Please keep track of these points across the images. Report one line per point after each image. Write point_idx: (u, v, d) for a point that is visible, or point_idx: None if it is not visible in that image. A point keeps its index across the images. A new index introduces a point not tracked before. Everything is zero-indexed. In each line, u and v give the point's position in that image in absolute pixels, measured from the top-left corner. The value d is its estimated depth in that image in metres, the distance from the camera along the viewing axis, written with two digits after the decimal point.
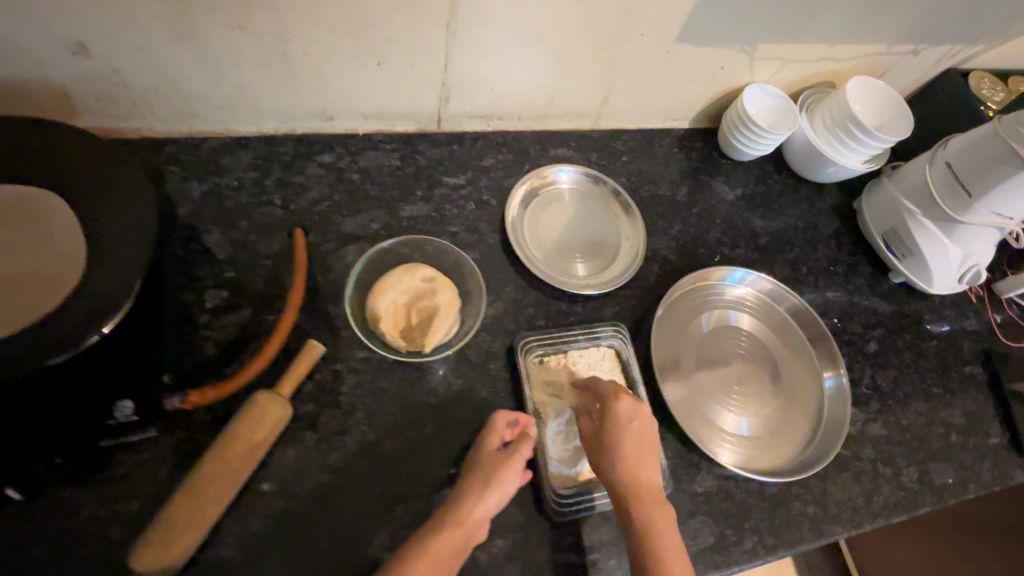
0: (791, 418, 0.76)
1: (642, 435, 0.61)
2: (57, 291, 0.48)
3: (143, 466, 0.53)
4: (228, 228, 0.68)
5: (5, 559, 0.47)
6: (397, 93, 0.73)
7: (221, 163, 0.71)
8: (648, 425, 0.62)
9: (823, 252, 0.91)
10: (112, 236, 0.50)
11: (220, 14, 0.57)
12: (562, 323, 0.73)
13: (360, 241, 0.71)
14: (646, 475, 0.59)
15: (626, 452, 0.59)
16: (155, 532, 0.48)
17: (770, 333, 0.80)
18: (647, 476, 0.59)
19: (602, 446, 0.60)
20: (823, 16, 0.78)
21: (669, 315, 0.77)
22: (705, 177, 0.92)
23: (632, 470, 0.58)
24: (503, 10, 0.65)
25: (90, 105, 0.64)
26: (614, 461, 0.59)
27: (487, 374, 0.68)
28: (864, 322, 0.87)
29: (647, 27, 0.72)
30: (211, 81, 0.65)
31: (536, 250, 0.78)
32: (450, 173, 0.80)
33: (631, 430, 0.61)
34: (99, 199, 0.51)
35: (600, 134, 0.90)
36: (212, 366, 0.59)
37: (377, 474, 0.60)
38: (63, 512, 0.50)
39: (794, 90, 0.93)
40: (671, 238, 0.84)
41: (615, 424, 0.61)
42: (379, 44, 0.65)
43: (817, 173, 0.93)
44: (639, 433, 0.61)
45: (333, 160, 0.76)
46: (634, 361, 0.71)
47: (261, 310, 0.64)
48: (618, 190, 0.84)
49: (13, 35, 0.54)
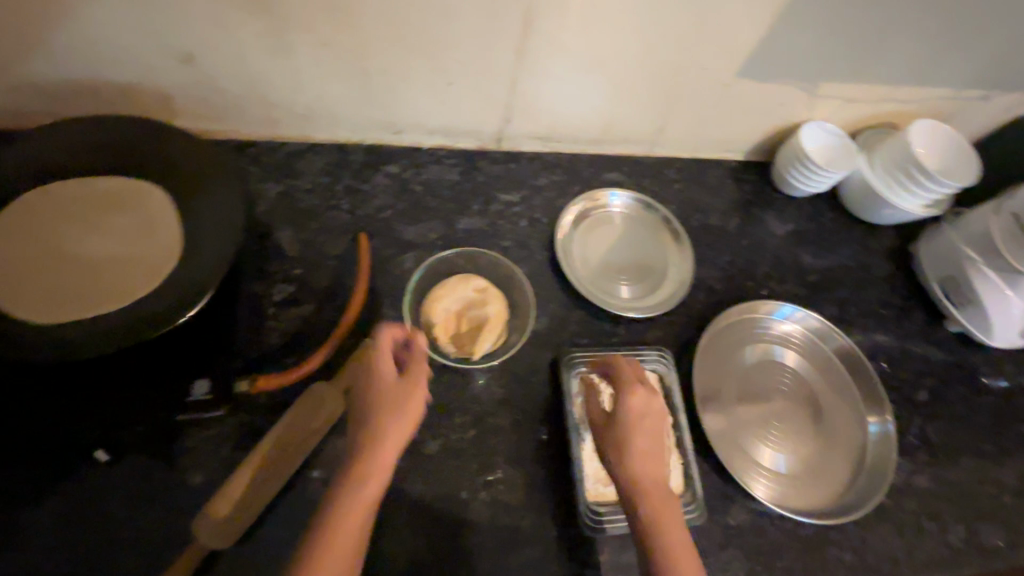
0: (831, 459, 0.74)
1: (656, 429, 0.57)
2: (154, 272, 0.54)
3: (210, 443, 0.57)
4: (299, 228, 0.73)
5: (88, 513, 0.53)
6: (463, 112, 0.77)
7: (296, 167, 0.77)
8: (660, 419, 0.58)
9: (875, 294, 0.90)
10: (205, 228, 0.56)
11: (311, 32, 0.62)
12: (605, 343, 0.75)
13: (418, 249, 0.75)
14: (658, 472, 0.55)
15: (637, 447, 0.56)
16: (216, 504, 0.53)
17: (815, 371, 0.79)
18: (661, 473, 0.55)
19: (614, 443, 0.57)
20: (888, 58, 0.78)
21: (712, 345, 0.77)
22: (757, 211, 0.93)
23: (640, 467, 0.54)
24: (570, 40, 0.68)
25: (187, 107, 0.70)
26: (629, 458, 0.55)
27: (529, 387, 0.69)
28: (915, 369, 0.84)
29: (709, 62, 0.74)
30: (295, 92, 0.70)
31: (584, 270, 0.80)
32: (506, 190, 0.83)
33: (645, 424, 0.57)
34: (196, 199, 0.58)
35: (654, 161, 0.92)
36: (275, 356, 0.64)
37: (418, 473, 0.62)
38: (138, 477, 0.55)
39: (854, 129, 0.92)
40: (717, 268, 0.85)
41: (630, 419, 0.57)
42: (451, 65, 0.69)
43: (873, 214, 0.92)
44: (649, 426, 0.57)
45: (398, 171, 0.80)
46: (677, 387, 0.71)
47: (324, 307, 0.68)
48: (669, 217, 0.85)
49: (133, 43, 0.61)
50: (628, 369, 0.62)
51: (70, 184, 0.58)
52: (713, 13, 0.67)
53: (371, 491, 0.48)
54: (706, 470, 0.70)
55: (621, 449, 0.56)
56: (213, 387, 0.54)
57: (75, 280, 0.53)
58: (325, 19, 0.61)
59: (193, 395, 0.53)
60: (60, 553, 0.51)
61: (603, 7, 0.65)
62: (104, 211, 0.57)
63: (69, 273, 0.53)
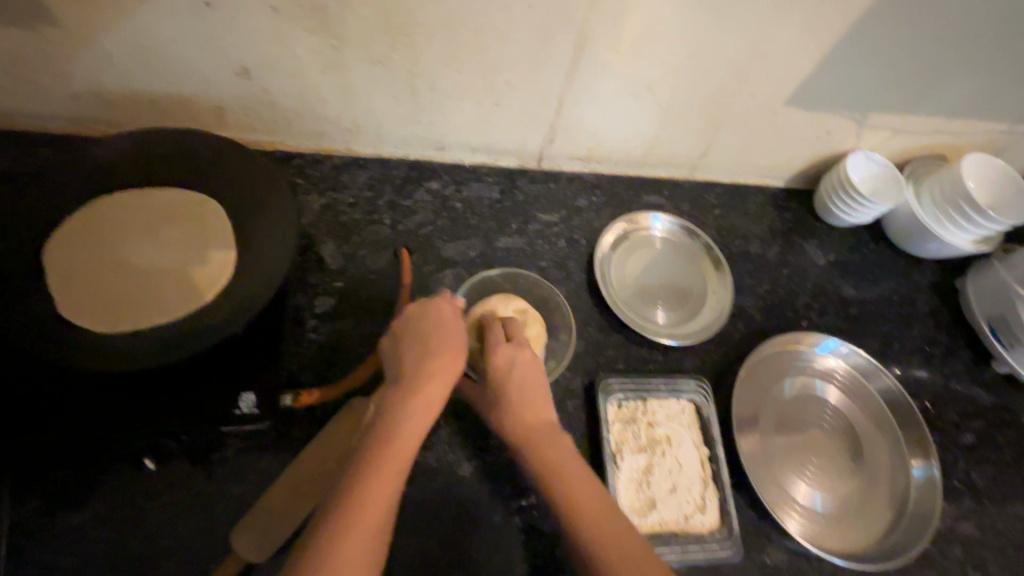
0: (870, 500, 0.72)
1: (529, 380, 0.59)
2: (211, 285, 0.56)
3: (252, 455, 0.58)
4: (341, 241, 0.73)
5: (132, 521, 0.53)
6: (507, 132, 0.77)
7: (340, 180, 0.77)
8: (530, 368, 0.60)
9: (919, 329, 0.87)
10: (263, 245, 0.58)
11: (366, 50, 0.63)
12: (642, 370, 0.74)
13: (457, 267, 0.75)
14: (547, 420, 0.58)
15: (513, 400, 0.58)
16: (255, 519, 0.52)
17: (857, 409, 0.77)
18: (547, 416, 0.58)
19: (495, 400, 0.59)
20: (944, 91, 0.76)
21: (752, 375, 0.76)
22: (797, 240, 0.91)
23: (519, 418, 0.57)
24: (620, 64, 0.68)
25: (239, 120, 0.71)
26: (505, 410, 0.58)
27: (565, 412, 0.69)
28: (960, 410, 0.81)
29: (759, 89, 0.73)
30: (344, 108, 0.71)
31: (622, 294, 0.79)
32: (545, 210, 0.83)
33: (513, 376, 0.59)
34: (252, 219, 0.60)
35: (693, 185, 0.91)
36: (316, 369, 0.64)
37: (453, 494, 0.62)
38: (182, 486, 0.55)
39: (901, 160, 0.90)
40: (755, 296, 0.84)
41: (489, 371, 0.60)
42: (500, 86, 0.69)
43: (918, 248, 0.90)
44: (521, 377, 0.59)
45: (439, 188, 0.80)
46: (715, 419, 0.70)
47: (365, 322, 0.69)
48: (710, 244, 0.84)
49: (193, 59, 0.62)
50: (500, 321, 0.64)
51: (131, 196, 0.59)
52: (768, 42, 0.66)
53: (403, 450, 0.49)
54: (742, 505, 0.68)
55: (499, 404, 0.58)
56: (258, 402, 0.53)
57: (134, 292, 0.55)
58: (382, 38, 0.62)
59: (239, 410, 0.52)
60: (100, 563, 0.51)
61: (657, 33, 0.64)
62: (161, 223, 0.58)
63: (129, 285, 0.55)
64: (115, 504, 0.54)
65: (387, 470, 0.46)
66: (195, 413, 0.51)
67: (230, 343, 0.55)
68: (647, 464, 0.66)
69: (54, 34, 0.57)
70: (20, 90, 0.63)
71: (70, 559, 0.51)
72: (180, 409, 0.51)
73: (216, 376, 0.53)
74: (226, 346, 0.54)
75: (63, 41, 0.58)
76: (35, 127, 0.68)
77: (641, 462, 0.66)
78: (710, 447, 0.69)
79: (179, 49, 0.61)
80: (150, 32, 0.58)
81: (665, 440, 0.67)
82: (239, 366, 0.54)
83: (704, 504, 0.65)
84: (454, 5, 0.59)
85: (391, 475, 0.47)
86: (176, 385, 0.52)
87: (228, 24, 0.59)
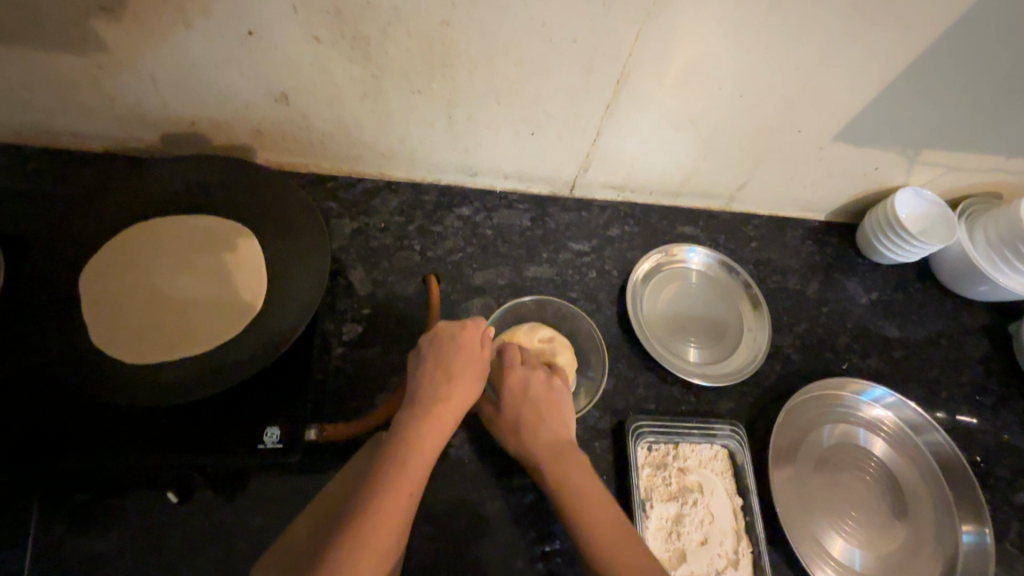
0: (914, 563, 0.67)
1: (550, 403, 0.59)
2: (242, 312, 0.56)
3: (275, 486, 0.57)
4: (371, 266, 0.73)
5: (153, 550, 0.53)
6: (541, 160, 0.76)
7: (372, 204, 0.77)
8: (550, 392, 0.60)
9: (968, 376, 0.83)
10: (296, 274, 0.58)
11: (405, 80, 0.62)
12: (673, 410, 0.71)
13: (485, 295, 0.74)
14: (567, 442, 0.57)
15: (533, 420, 0.57)
16: (273, 554, 0.52)
17: (903, 464, 0.73)
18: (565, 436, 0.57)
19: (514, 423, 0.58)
20: (1005, 129, 0.72)
21: (789, 421, 0.73)
22: (838, 276, 0.87)
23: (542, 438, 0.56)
24: (662, 96, 0.66)
25: (276, 143, 0.71)
26: (527, 432, 0.57)
27: (592, 452, 0.66)
28: (1013, 467, 0.76)
29: (807, 124, 0.70)
30: (379, 134, 0.70)
31: (654, 328, 0.77)
32: (576, 239, 0.81)
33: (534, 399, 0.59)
34: (286, 250, 0.59)
35: (730, 216, 0.88)
36: (341, 398, 0.63)
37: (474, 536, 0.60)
38: (203, 516, 0.55)
39: (953, 197, 0.86)
40: (794, 335, 0.81)
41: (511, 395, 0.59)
42: (537, 116, 0.68)
43: (968, 289, 0.86)
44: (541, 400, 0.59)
45: (469, 214, 0.79)
46: (749, 467, 0.67)
47: (392, 351, 0.68)
48: (748, 280, 0.81)
49: (234, 84, 0.62)
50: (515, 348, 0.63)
51: (167, 222, 0.59)
52: (820, 77, 0.64)
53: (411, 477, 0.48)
54: (776, 561, 0.65)
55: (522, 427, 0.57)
56: (283, 436, 0.52)
57: (166, 317, 0.55)
58: (422, 68, 0.61)
59: (263, 444, 0.51)
60: None
61: (704, 67, 0.62)
62: (193, 252, 0.59)
63: (161, 310, 0.55)
64: (136, 533, 0.53)
65: (400, 491, 0.46)
66: (220, 445, 0.51)
67: (260, 376, 0.55)
68: (677, 514, 0.63)
69: (100, 58, 0.58)
70: (66, 109, 0.64)
71: None
72: (204, 442, 0.51)
73: (244, 409, 0.53)
74: (256, 378, 0.55)
75: (109, 65, 0.59)
76: (78, 144, 0.69)
77: (672, 511, 0.63)
78: (743, 497, 0.66)
79: (221, 76, 0.61)
80: (194, 59, 0.59)
81: (696, 488, 0.65)
82: (266, 398, 0.54)
83: (737, 559, 0.62)
84: (497, 37, 0.58)
85: (403, 496, 0.46)
86: (205, 417, 0.52)
87: (270, 52, 0.59)
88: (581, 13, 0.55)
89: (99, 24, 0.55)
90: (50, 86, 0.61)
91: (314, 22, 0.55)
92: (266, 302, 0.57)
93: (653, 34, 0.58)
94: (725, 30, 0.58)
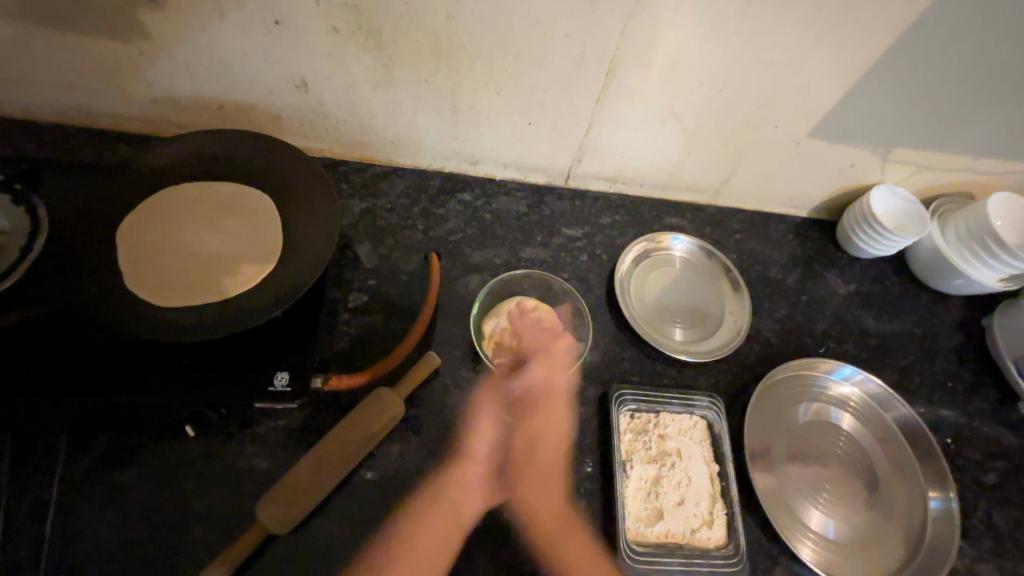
0: (884, 531, 0.70)
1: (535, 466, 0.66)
2: (261, 267, 0.62)
3: (280, 433, 0.62)
4: (377, 243, 0.78)
5: (167, 484, 0.58)
6: (538, 150, 0.82)
7: (380, 187, 0.83)
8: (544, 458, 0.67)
9: (941, 365, 0.86)
10: (309, 239, 0.64)
11: (413, 71, 0.69)
12: (656, 383, 0.76)
13: (482, 273, 0.79)
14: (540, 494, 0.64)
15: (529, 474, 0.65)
16: (277, 491, 0.55)
17: (873, 438, 0.76)
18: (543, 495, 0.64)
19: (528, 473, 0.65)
20: (971, 129, 0.77)
21: (766, 397, 0.76)
22: (818, 268, 0.92)
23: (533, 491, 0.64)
24: (648, 90, 0.72)
25: (294, 128, 0.77)
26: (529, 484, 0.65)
27: (577, 417, 0.71)
28: (983, 450, 0.80)
29: (783, 120, 0.76)
30: (389, 122, 0.77)
31: (640, 309, 0.81)
32: (570, 225, 0.87)
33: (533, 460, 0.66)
34: (300, 218, 0.66)
35: (716, 210, 0.94)
36: (344, 358, 0.68)
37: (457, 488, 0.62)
38: (213, 457, 0.60)
39: (926, 196, 0.91)
40: (774, 321, 0.85)
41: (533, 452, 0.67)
42: (534, 107, 0.74)
43: (943, 283, 0.90)
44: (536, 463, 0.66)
45: (470, 199, 0.85)
46: (726, 436, 0.71)
47: (392, 318, 0.73)
48: (729, 266, 0.87)
49: (260, 72, 0.69)
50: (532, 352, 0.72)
51: (193, 188, 0.66)
52: (793, 75, 0.70)
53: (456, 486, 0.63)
54: (751, 525, 0.69)
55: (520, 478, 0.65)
56: (291, 381, 0.57)
57: (187, 269, 0.61)
58: (429, 59, 0.67)
59: (272, 387, 0.56)
60: (138, 520, 0.55)
61: (686, 64, 0.68)
62: (218, 214, 0.66)
63: (183, 262, 0.62)
64: (153, 469, 0.58)
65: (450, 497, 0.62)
66: (232, 387, 0.55)
67: (269, 325, 0.60)
68: (656, 475, 0.67)
69: (142, 45, 0.65)
70: (107, 92, 0.71)
71: (110, 515, 0.55)
72: (221, 383, 0.55)
73: (255, 355, 0.57)
74: (267, 328, 0.60)
75: (150, 51, 0.66)
76: (114, 125, 0.76)
77: (651, 473, 0.67)
78: (720, 463, 0.70)
79: (248, 63, 0.67)
80: (225, 47, 0.65)
81: (674, 453, 0.69)
82: (275, 347, 0.59)
83: (711, 519, 0.66)
84: (498, 31, 0.64)
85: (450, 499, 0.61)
86: (218, 361, 0.57)
87: (294, 41, 0.65)
88: (572, 11, 0.62)
89: (143, 13, 0.61)
90: (95, 69, 0.67)
91: (334, 15, 0.62)
92: (279, 265, 0.63)
93: (637, 32, 0.64)
94: (703, 30, 0.64)
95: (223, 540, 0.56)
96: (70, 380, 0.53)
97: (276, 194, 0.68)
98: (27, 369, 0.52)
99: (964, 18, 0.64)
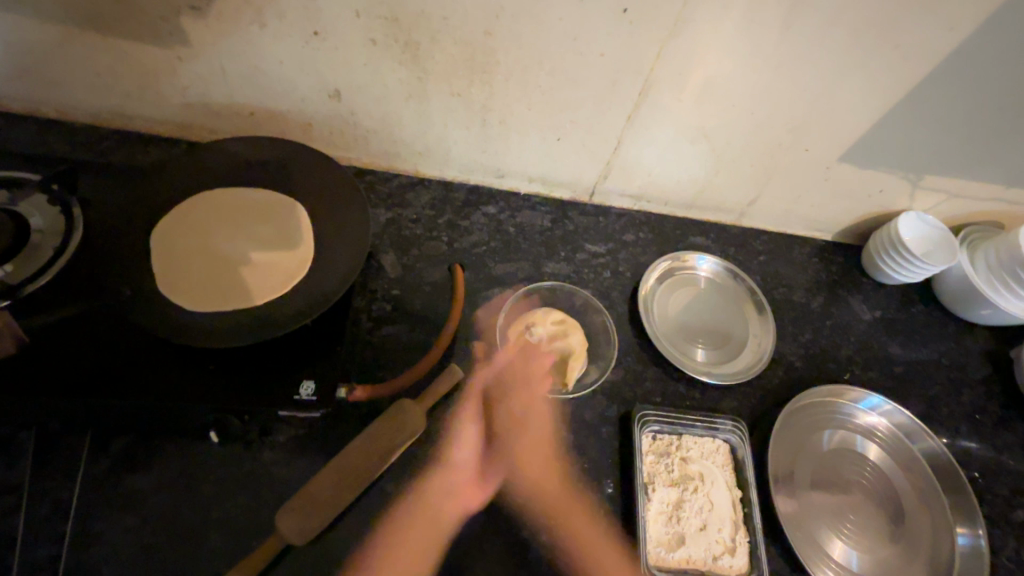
0: (907, 566, 0.69)
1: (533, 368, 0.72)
2: (294, 275, 0.63)
3: (301, 441, 0.62)
4: (401, 253, 0.79)
5: (188, 487, 0.57)
6: (566, 166, 0.82)
7: (405, 198, 0.83)
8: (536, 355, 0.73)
9: (968, 396, 0.85)
10: (341, 248, 0.65)
11: (447, 83, 0.69)
12: (678, 404, 0.75)
13: (505, 286, 0.79)
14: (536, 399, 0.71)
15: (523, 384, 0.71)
16: (297, 502, 0.54)
17: (899, 470, 0.75)
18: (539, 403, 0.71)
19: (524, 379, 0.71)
20: (1006, 157, 0.76)
21: (791, 423, 0.75)
22: (842, 293, 0.91)
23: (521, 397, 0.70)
24: (679, 109, 0.72)
25: (324, 136, 0.78)
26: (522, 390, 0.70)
27: (598, 437, 0.70)
28: (1011, 485, 0.78)
29: (814, 144, 0.76)
30: (419, 133, 0.77)
31: (664, 328, 0.81)
32: (593, 241, 0.87)
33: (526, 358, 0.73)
34: (331, 229, 0.67)
35: (740, 231, 0.93)
36: (367, 367, 0.68)
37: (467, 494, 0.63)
38: (233, 463, 0.59)
39: (955, 224, 0.90)
40: (798, 344, 0.84)
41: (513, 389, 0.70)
42: (564, 123, 0.74)
43: (968, 312, 0.89)
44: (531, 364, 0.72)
45: (494, 212, 0.85)
46: (750, 461, 0.70)
47: (415, 328, 0.72)
48: (753, 287, 0.86)
49: (295, 81, 0.69)
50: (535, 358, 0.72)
51: (229, 192, 0.68)
52: (827, 98, 0.69)
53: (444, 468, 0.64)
54: (773, 554, 0.67)
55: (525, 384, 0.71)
56: (317, 391, 0.56)
57: (223, 273, 0.63)
58: (462, 72, 0.68)
59: (298, 397, 0.56)
60: (158, 526, 0.55)
61: (721, 85, 0.68)
62: (251, 220, 0.67)
63: (219, 265, 0.64)
64: (173, 473, 0.58)
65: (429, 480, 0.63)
66: (258, 395, 0.55)
67: (297, 334, 0.60)
68: (679, 499, 0.66)
69: (182, 51, 0.65)
70: (144, 96, 0.71)
71: (129, 521, 0.55)
72: (246, 389, 0.55)
73: (282, 363, 0.57)
74: (295, 336, 0.59)
75: (188, 57, 0.66)
76: (147, 128, 0.77)
77: (673, 496, 0.66)
78: (743, 489, 0.68)
79: (284, 72, 0.68)
80: (263, 55, 0.66)
81: (698, 477, 0.68)
82: (301, 356, 0.58)
83: (734, 546, 0.65)
84: (533, 47, 0.65)
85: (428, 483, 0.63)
86: (245, 367, 0.56)
87: (331, 51, 0.65)
88: (609, 30, 0.62)
89: (186, 20, 0.62)
90: (134, 73, 0.68)
91: (372, 27, 0.62)
92: (310, 273, 0.64)
93: (673, 50, 0.64)
94: (740, 52, 0.64)
95: (240, 550, 0.55)
96: (98, 381, 0.52)
97: (309, 204, 0.69)
98: (56, 370, 0.52)
99: (1006, 47, 0.63)
